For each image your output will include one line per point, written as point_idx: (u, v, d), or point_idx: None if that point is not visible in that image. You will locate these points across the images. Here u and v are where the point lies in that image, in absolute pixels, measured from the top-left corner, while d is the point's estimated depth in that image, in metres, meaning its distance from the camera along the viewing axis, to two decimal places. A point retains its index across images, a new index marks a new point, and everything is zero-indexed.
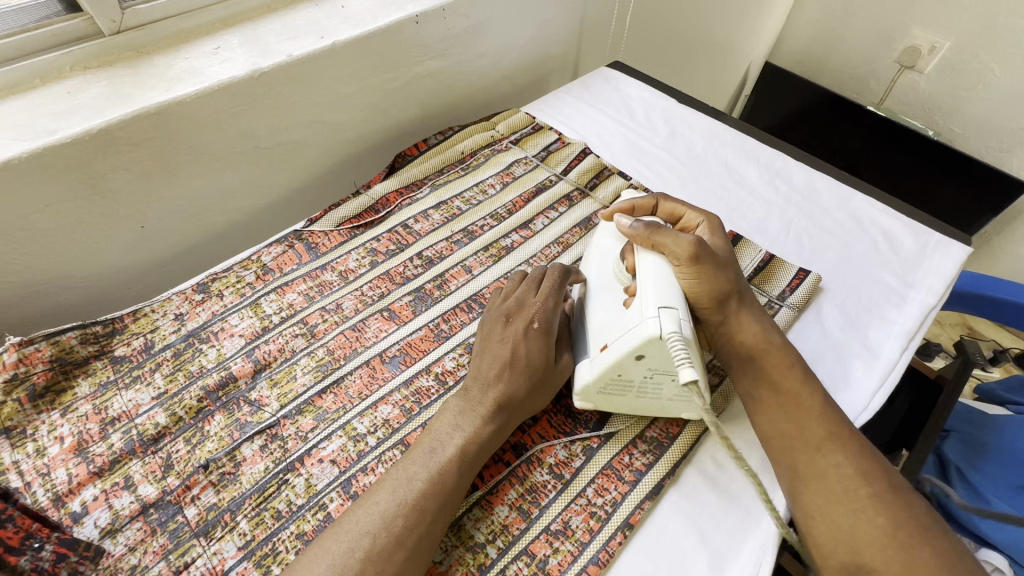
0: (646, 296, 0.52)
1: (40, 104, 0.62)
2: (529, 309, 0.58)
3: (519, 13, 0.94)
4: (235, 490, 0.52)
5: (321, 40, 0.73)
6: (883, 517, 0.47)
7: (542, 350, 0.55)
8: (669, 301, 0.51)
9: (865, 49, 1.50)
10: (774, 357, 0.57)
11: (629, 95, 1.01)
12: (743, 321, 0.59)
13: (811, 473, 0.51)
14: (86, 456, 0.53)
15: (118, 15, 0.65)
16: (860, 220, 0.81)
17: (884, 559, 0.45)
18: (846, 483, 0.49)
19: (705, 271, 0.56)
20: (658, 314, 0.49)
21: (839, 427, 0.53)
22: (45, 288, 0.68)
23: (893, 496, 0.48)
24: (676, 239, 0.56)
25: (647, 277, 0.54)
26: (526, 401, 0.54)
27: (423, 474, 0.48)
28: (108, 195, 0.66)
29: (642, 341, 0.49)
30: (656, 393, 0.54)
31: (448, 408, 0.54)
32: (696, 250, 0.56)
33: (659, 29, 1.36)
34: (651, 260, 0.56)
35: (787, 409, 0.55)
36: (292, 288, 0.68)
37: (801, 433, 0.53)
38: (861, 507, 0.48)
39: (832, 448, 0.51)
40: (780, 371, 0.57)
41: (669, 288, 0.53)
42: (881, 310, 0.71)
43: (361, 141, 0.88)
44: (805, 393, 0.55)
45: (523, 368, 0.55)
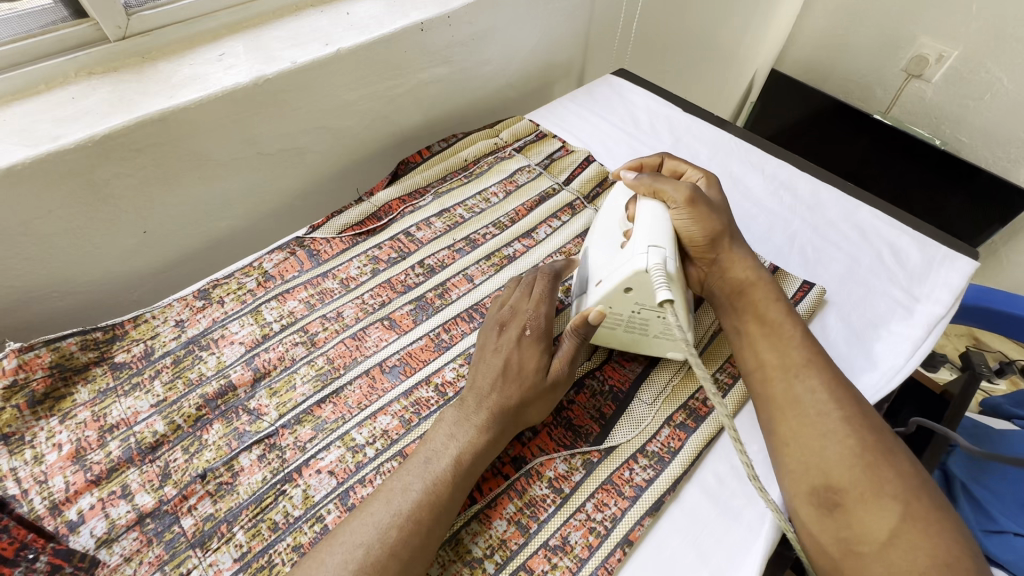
0: (638, 236, 0.55)
1: (43, 110, 0.62)
2: (523, 317, 0.57)
3: (524, 20, 0.94)
4: (232, 501, 0.52)
5: (325, 47, 0.73)
6: (851, 439, 0.49)
7: (535, 357, 0.55)
8: (657, 241, 0.54)
9: (872, 57, 1.50)
10: (761, 291, 0.61)
11: (633, 103, 1.01)
12: (734, 258, 0.62)
13: (789, 400, 0.53)
14: (83, 464, 0.53)
15: (124, 21, 0.65)
16: (866, 233, 0.81)
17: (852, 479, 0.47)
18: (819, 406, 0.52)
19: (700, 213, 0.61)
20: (647, 251, 0.53)
21: (816, 353, 0.56)
22: (45, 293, 0.68)
23: (865, 420, 0.50)
24: (675, 184, 0.61)
25: (642, 219, 0.58)
26: (522, 409, 0.54)
27: (419, 485, 0.48)
28: (110, 202, 0.66)
29: (631, 275, 0.52)
30: (644, 329, 0.58)
31: (444, 418, 0.53)
32: (693, 194, 0.60)
33: (665, 36, 1.35)
34: (648, 206, 0.60)
35: (769, 339, 0.58)
36: (293, 295, 0.68)
37: (781, 361, 0.56)
38: (831, 430, 0.50)
39: (807, 373, 0.54)
40: (764, 302, 0.60)
41: (659, 228, 0.57)
42: (887, 324, 0.70)
43: (364, 149, 0.88)
44: (788, 323, 0.58)
45: (518, 376, 0.54)
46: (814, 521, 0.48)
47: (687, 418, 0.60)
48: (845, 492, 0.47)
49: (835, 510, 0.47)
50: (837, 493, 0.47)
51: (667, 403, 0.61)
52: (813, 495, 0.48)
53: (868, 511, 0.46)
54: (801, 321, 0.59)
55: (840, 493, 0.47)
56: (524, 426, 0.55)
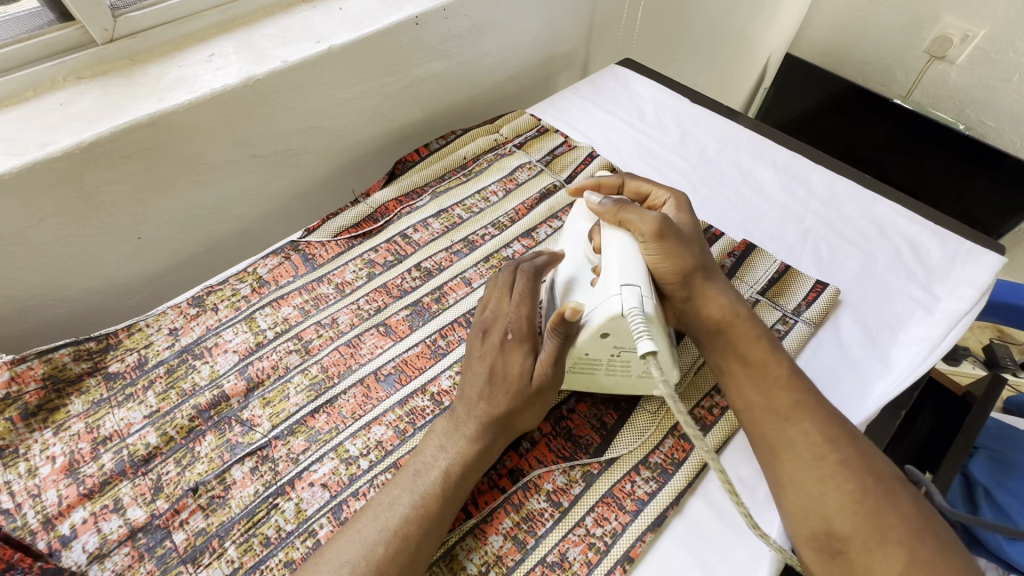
0: (610, 274, 0.52)
1: (31, 117, 0.61)
2: (504, 319, 0.54)
3: (524, 11, 0.90)
4: (224, 515, 0.51)
5: (317, 45, 0.71)
6: (851, 484, 0.46)
7: (519, 360, 0.52)
8: (633, 279, 0.51)
9: (893, 39, 1.43)
10: (740, 328, 0.58)
11: (639, 94, 0.97)
12: (709, 294, 0.59)
13: (781, 440, 0.51)
14: (77, 477, 0.52)
15: (111, 23, 0.64)
16: (883, 228, 0.77)
17: (855, 528, 0.45)
18: (813, 449, 0.49)
19: (669, 248, 0.57)
20: (620, 291, 0.50)
21: (804, 395, 0.53)
22: (40, 302, 0.68)
23: (861, 462, 0.48)
24: (641, 214, 0.57)
25: (612, 253, 0.54)
26: (511, 419, 0.52)
27: (407, 500, 0.47)
28: (102, 209, 0.65)
29: (607, 319, 0.49)
30: (625, 369, 0.55)
31: (437, 430, 0.52)
32: (661, 227, 0.56)
33: (673, 22, 1.31)
34: (616, 238, 0.56)
35: (754, 380, 0.55)
36: (288, 301, 0.67)
37: (767, 404, 0.53)
38: (829, 475, 0.47)
39: (798, 416, 0.51)
40: (745, 340, 0.57)
41: (631, 259, 0.54)
42: (906, 326, 0.66)
43: (361, 148, 0.86)
44: (772, 361, 0.55)
45: (503, 383, 0.52)
46: (816, 564, 0.46)
47: None
48: (848, 540, 0.45)
49: (838, 557, 0.45)
50: (839, 541, 0.45)
51: (670, 413, 0.59)
52: (814, 540, 0.46)
53: (872, 560, 0.43)
54: (785, 355, 0.56)
55: (841, 539, 0.45)
56: (518, 433, 0.53)
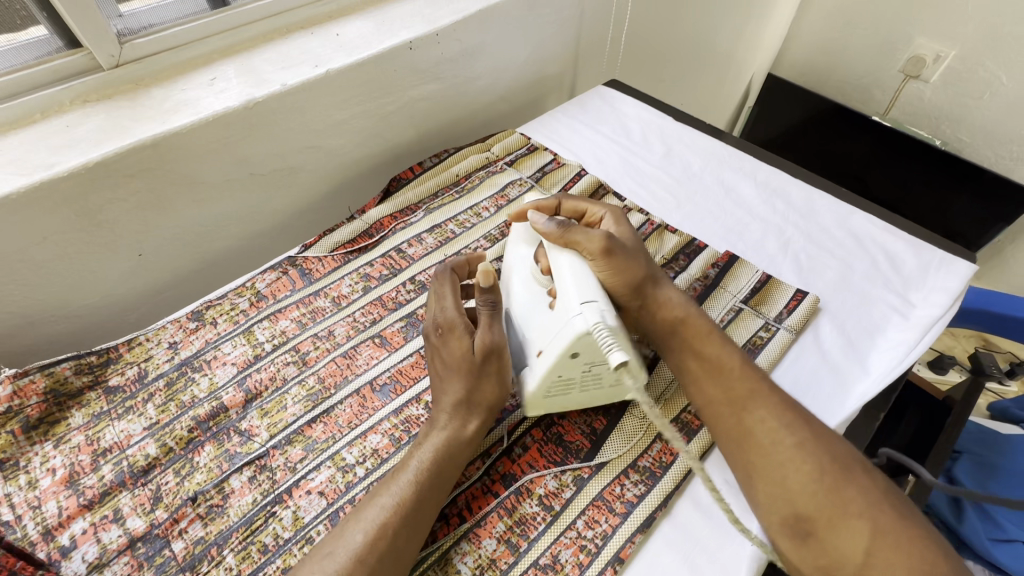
0: (567, 295, 0.52)
1: (39, 139, 0.63)
2: (432, 316, 0.58)
3: (513, 36, 0.95)
4: (222, 524, 0.52)
5: (315, 69, 0.74)
6: (809, 464, 0.49)
7: (456, 344, 0.55)
8: (590, 296, 0.52)
9: (868, 60, 1.50)
10: (692, 326, 0.60)
11: (624, 113, 1.01)
12: (660, 300, 0.61)
13: (743, 426, 0.53)
14: (77, 488, 0.53)
15: (117, 49, 0.67)
16: (860, 238, 0.80)
17: (817, 506, 0.47)
18: (771, 435, 0.51)
19: (617, 263, 0.58)
20: (581, 310, 0.50)
21: (759, 384, 0.55)
22: (41, 318, 0.69)
23: (816, 441, 0.50)
24: (588, 234, 0.57)
25: (563, 273, 0.55)
26: (472, 395, 0.54)
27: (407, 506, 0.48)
28: (104, 227, 0.67)
29: (570, 341, 0.50)
30: (598, 383, 0.55)
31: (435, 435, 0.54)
32: (607, 243, 0.57)
33: (657, 46, 1.36)
34: (565, 258, 0.56)
35: (711, 374, 0.57)
36: (285, 315, 0.68)
37: (726, 395, 0.55)
38: (789, 458, 0.49)
39: (754, 405, 0.53)
40: (699, 338, 0.59)
41: (583, 275, 0.54)
42: (883, 331, 0.69)
43: (357, 167, 0.89)
44: (724, 356, 0.57)
45: (450, 369, 0.55)
46: (791, 551, 0.48)
47: (679, 431, 0.59)
48: (814, 520, 0.47)
49: (808, 539, 0.47)
50: (807, 522, 0.47)
51: (659, 418, 0.60)
52: (785, 526, 0.48)
53: (840, 535, 0.46)
54: (737, 349, 0.59)
55: (808, 521, 0.47)
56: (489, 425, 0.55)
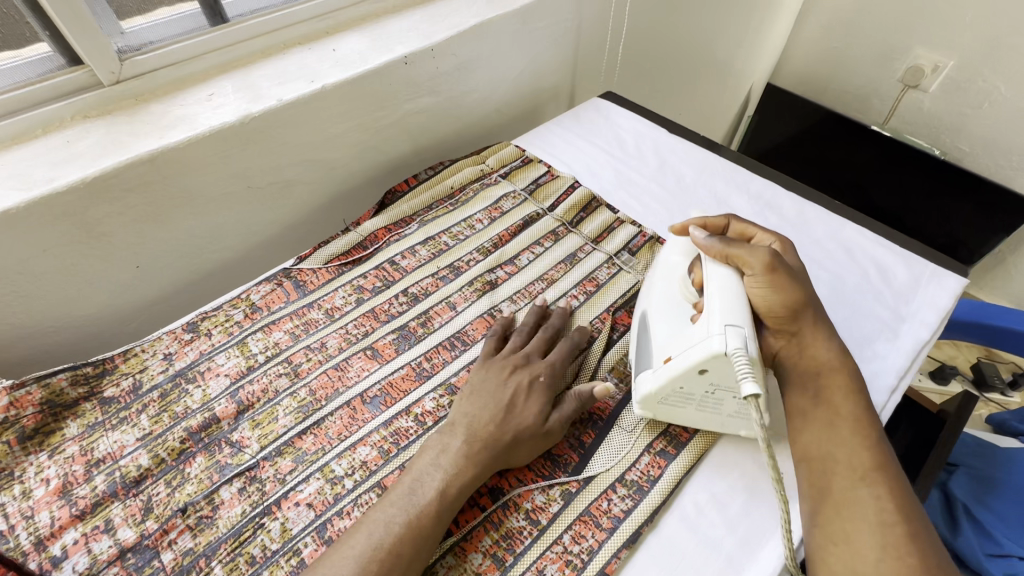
0: (713, 313, 0.53)
1: (39, 154, 0.64)
2: (536, 364, 0.61)
3: (508, 49, 0.96)
4: (212, 535, 0.52)
5: (311, 84, 0.75)
6: (912, 557, 0.45)
7: (540, 404, 0.58)
8: (736, 320, 0.52)
9: (867, 70, 1.50)
10: (842, 377, 0.56)
11: (619, 125, 1.02)
12: (817, 336, 0.58)
13: (842, 494, 0.49)
14: (70, 499, 0.54)
15: (117, 66, 0.68)
16: (851, 251, 0.80)
17: None
18: (882, 515, 0.47)
19: (780, 281, 0.57)
20: (723, 332, 0.51)
21: (891, 464, 0.51)
22: (40, 328, 0.70)
23: (926, 538, 0.46)
24: (751, 248, 0.57)
25: (713, 288, 0.56)
26: (513, 445, 0.55)
27: (401, 518, 0.48)
28: (103, 239, 0.68)
29: (708, 356, 0.50)
30: (717, 407, 0.56)
31: (429, 447, 0.55)
32: (772, 260, 0.57)
33: (655, 57, 1.37)
34: (718, 273, 0.58)
35: (829, 436, 0.53)
36: (278, 326, 0.69)
37: (846, 459, 0.51)
38: (891, 544, 0.45)
39: (874, 479, 0.49)
40: (842, 390, 0.55)
41: (736, 300, 0.55)
42: (873, 345, 0.69)
43: (353, 180, 0.90)
44: (868, 422, 0.53)
45: (514, 411, 0.57)
46: None
47: (668, 445, 0.59)
48: None
49: None
50: None
51: (647, 431, 0.61)
52: None
53: None
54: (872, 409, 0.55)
55: None
56: (515, 464, 0.56)
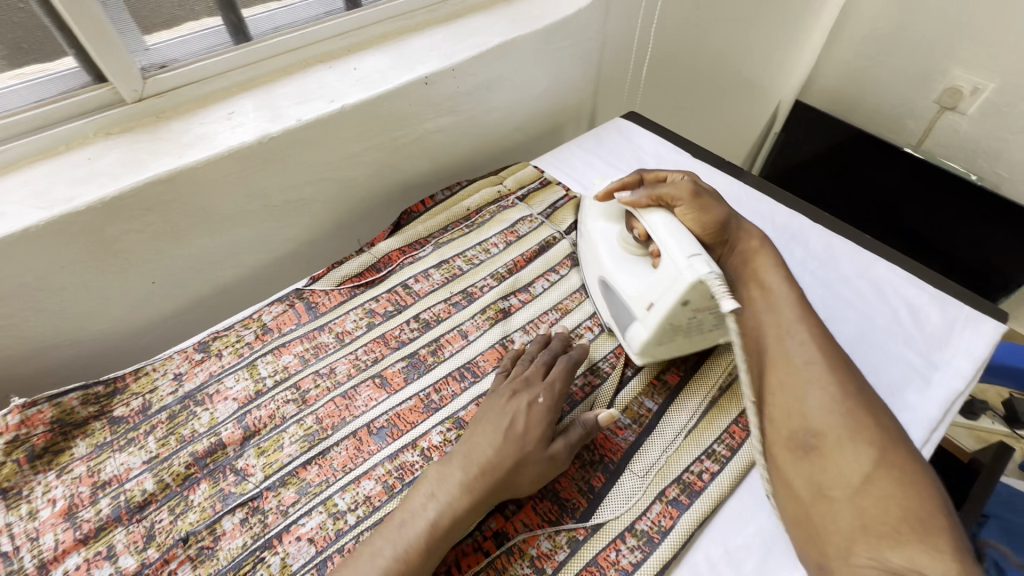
0: (672, 251, 0.59)
1: (61, 170, 0.65)
2: (536, 387, 0.59)
3: (531, 68, 0.94)
4: (212, 567, 0.52)
5: (330, 104, 0.75)
6: (833, 389, 0.54)
7: (540, 427, 0.56)
8: (694, 249, 0.58)
9: (902, 90, 1.45)
10: (762, 256, 0.67)
11: (641, 147, 1.00)
12: (749, 228, 0.69)
13: (774, 347, 0.58)
14: (74, 522, 0.54)
15: (140, 84, 0.69)
16: (882, 290, 0.77)
17: (831, 422, 0.52)
18: (806, 355, 0.57)
19: (707, 204, 0.67)
20: (690, 263, 0.56)
21: (810, 314, 0.61)
22: (57, 342, 0.71)
23: (849, 375, 0.55)
24: (674, 185, 0.67)
25: (661, 235, 0.62)
26: (515, 473, 0.53)
27: (388, 553, 0.48)
28: (119, 256, 0.69)
29: (686, 292, 0.56)
30: (700, 328, 0.63)
31: (427, 477, 0.53)
32: (695, 188, 0.67)
33: (681, 75, 1.35)
34: (658, 218, 0.64)
35: (765, 301, 0.63)
36: (289, 349, 0.69)
37: (774, 316, 0.61)
38: (817, 379, 0.55)
39: (797, 328, 0.59)
40: (765, 267, 0.66)
41: (683, 234, 0.61)
42: (902, 394, 0.65)
43: (370, 198, 0.90)
44: (786, 286, 0.63)
45: (512, 435, 0.55)
46: (792, 465, 0.52)
47: (680, 493, 0.57)
48: (823, 437, 0.51)
49: (811, 454, 0.51)
50: (815, 440, 0.52)
51: (659, 478, 0.58)
52: (792, 440, 0.53)
53: (843, 456, 0.50)
54: (797, 285, 0.64)
55: (818, 437, 0.52)
56: (523, 492, 0.54)
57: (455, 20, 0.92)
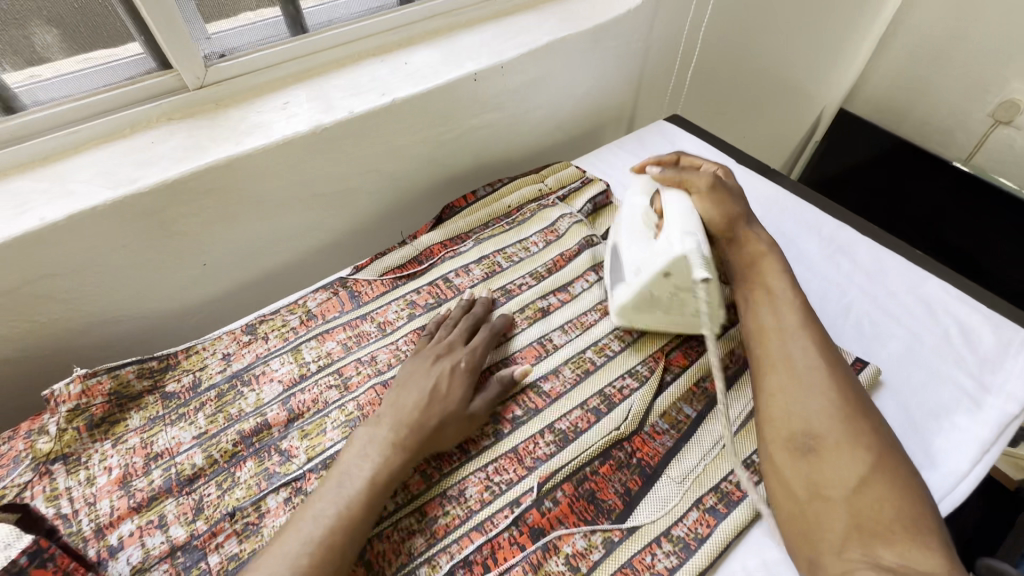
0: (672, 225, 0.63)
1: (126, 152, 0.67)
2: (459, 355, 0.64)
3: (576, 69, 0.94)
4: (257, 542, 0.54)
5: (382, 97, 0.76)
6: (833, 395, 0.55)
7: (461, 388, 0.61)
8: (691, 229, 0.62)
9: (955, 102, 1.41)
10: (769, 262, 0.67)
11: (684, 151, 0.99)
12: (751, 237, 0.70)
13: (780, 354, 0.59)
14: (128, 490, 0.56)
15: (202, 72, 0.71)
16: (931, 308, 0.74)
17: (830, 427, 0.53)
18: (810, 361, 0.58)
19: (723, 198, 0.70)
20: (682, 238, 0.60)
21: (808, 320, 0.61)
22: (113, 317, 0.74)
23: (844, 381, 0.57)
24: (698, 174, 0.71)
25: (669, 212, 0.65)
26: (440, 431, 0.57)
27: (331, 511, 0.50)
28: (175, 237, 0.71)
29: (672, 260, 0.59)
30: (681, 308, 0.64)
31: (357, 438, 0.56)
32: (714, 181, 0.70)
33: (725, 80, 1.33)
34: (675, 197, 0.68)
35: (771, 306, 0.63)
36: (332, 336, 0.70)
37: (776, 323, 0.62)
38: (818, 386, 0.56)
39: (799, 335, 0.60)
40: (771, 274, 0.66)
41: (688, 215, 0.65)
42: (950, 415, 0.64)
43: (413, 192, 0.91)
44: (786, 291, 0.64)
45: (438, 397, 0.59)
46: (790, 463, 0.53)
47: (718, 502, 0.57)
48: (822, 439, 0.53)
49: (809, 455, 0.52)
50: (813, 440, 0.53)
51: (696, 485, 0.58)
52: (792, 441, 0.54)
53: (839, 460, 0.51)
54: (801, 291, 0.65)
55: (815, 439, 0.53)
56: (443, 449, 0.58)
57: (504, 17, 0.93)
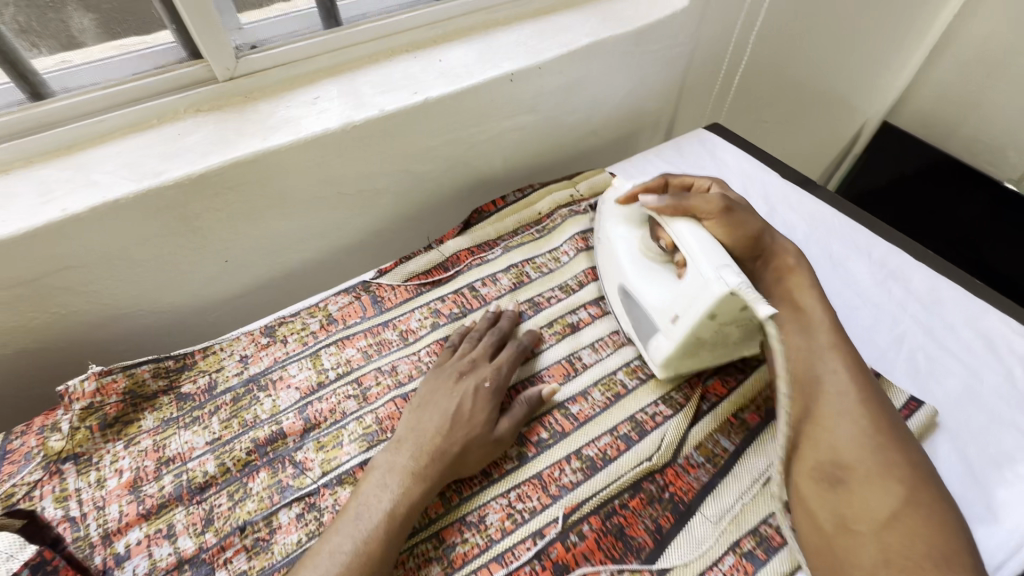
0: (699, 260, 0.56)
1: (152, 144, 0.66)
2: (483, 372, 0.61)
3: (615, 73, 0.90)
4: (266, 560, 0.51)
5: (413, 95, 0.73)
6: (863, 421, 0.50)
7: (486, 409, 0.58)
8: (724, 259, 0.55)
9: (1010, 119, 1.34)
10: (798, 277, 0.62)
11: (725, 163, 0.94)
12: (777, 248, 0.65)
13: (809, 377, 0.54)
14: (138, 495, 0.54)
15: (232, 63, 0.68)
16: (993, 344, 0.69)
17: (861, 457, 0.49)
18: (840, 386, 0.53)
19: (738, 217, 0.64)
20: (719, 274, 0.54)
21: (839, 338, 0.57)
22: (132, 312, 0.72)
23: (879, 408, 0.51)
24: (702, 197, 0.63)
25: (688, 244, 0.59)
26: (463, 456, 0.55)
27: (348, 547, 0.47)
28: (197, 233, 0.69)
29: (716, 303, 0.54)
30: (725, 338, 0.60)
31: (377, 465, 0.54)
32: (725, 202, 0.63)
33: (768, 89, 1.27)
34: (684, 226, 0.61)
35: (799, 325, 0.58)
36: (352, 343, 0.68)
37: (805, 342, 0.57)
38: (847, 412, 0.51)
39: (830, 355, 0.55)
40: (799, 289, 0.61)
41: (710, 243, 0.58)
42: (1016, 465, 0.58)
43: (441, 194, 0.88)
44: (817, 309, 0.59)
45: (461, 419, 0.56)
46: (816, 495, 0.49)
47: (756, 547, 0.53)
48: (851, 471, 0.48)
49: (838, 487, 0.48)
50: (842, 471, 0.49)
51: (733, 526, 0.54)
52: (818, 470, 0.50)
53: (871, 493, 0.47)
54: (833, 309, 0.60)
55: (845, 470, 0.48)
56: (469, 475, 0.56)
57: (543, 16, 0.89)
